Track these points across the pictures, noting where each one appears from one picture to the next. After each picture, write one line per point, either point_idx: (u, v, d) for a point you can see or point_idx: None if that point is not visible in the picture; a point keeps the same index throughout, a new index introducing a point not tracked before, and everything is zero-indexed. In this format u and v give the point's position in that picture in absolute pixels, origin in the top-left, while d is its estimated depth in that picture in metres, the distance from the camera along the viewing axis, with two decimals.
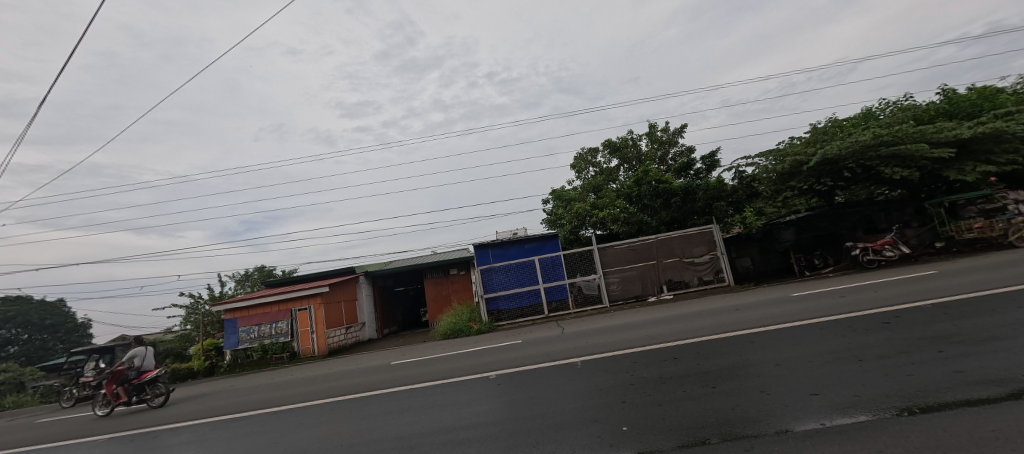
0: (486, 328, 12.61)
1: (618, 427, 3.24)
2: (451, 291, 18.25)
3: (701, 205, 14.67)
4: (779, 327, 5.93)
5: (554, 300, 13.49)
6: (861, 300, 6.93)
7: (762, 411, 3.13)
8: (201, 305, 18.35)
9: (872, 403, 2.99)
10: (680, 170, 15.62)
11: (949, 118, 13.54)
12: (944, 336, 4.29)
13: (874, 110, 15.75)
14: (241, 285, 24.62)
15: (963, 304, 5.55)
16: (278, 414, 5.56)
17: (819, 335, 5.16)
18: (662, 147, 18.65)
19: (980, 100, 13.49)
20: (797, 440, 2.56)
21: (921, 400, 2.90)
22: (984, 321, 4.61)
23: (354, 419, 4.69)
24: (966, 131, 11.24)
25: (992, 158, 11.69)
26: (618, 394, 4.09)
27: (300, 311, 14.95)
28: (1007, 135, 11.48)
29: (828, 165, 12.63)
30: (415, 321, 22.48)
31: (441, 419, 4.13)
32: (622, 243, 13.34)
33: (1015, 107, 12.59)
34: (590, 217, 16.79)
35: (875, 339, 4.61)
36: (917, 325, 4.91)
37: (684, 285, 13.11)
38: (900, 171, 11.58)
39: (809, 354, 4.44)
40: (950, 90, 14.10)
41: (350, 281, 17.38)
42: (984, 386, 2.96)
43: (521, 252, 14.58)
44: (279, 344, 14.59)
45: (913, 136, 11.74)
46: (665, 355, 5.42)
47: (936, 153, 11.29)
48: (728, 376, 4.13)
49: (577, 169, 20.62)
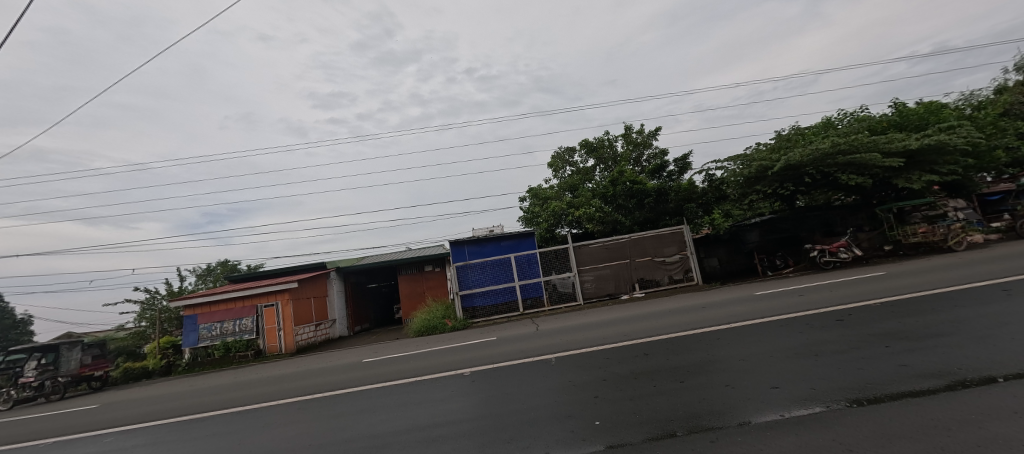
0: (461, 325, 12.52)
1: (591, 421, 3.31)
2: (426, 288, 18.02)
3: (673, 206, 15.22)
4: (742, 325, 6.19)
5: (528, 298, 13.61)
6: (817, 299, 7.34)
7: (728, 404, 3.27)
8: (158, 302, 17.40)
9: (826, 395, 3.17)
10: (654, 171, 16.00)
11: (899, 130, 14.53)
12: (891, 333, 4.60)
13: (833, 119, 16.70)
14: (203, 281, 23.46)
15: (906, 303, 5.98)
16: (243, 414, 5.32)
17: (778, 332, 5.42)
18: (637, 149, 19.06)
19: (927, 114, 14.54)
20: (758, 432, 2.69)
21: (869, 392, 3.09)
22: (926, 319, 4.97)
23: (322, 418, 4.54)
24: (914, 143, 12.03)
25: (935, 169, 12.63)
26: (591, 389, 4.17)
27: (266, 307, 14.34)
28: (949, 149, 12.36)
29: (790, 171, 13.26)
30: (388, 318, 22.16)
31: (415, 417, 4.06)
32: (596, 242, 13.56)
33: (956, 122, 13.63)
34: (566, 215, 16.87)
35: (829, 336, 4.88)
36: (867, 322, 5.24)
37: (655, 284, 13.47)
38: (855, 178, 12.38)
39: (772, 349, 4.66)
40: (901, 103, 15.13)
41: (320, 277, 16.86)
42: (926, 379, 3.21)
43: (497, 250, 14.60)
44: (242, 342, 14.01)
45: (867, 145, 12.50)
46: (637, 351, 5.55)
47: (886, 162, 12.06)
48: (696, 371, 4.27)
49: (554, 168, 20.76)
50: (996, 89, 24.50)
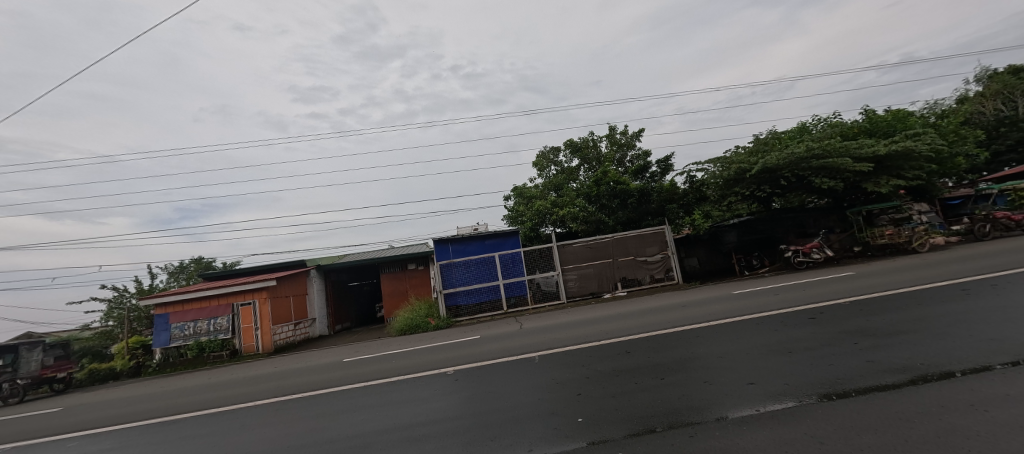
0: (444, 323, 12.45)
1: (574, 418, 3.35)
2: (409, 287, 17.84)
3: (655, 206, 15.50)
4: (720, 323, 6.35)
5: (512, 296, 13.65)
6: (791, 298, 7.60)
7: (706, 400, 3.35)
8: (127, 300, 16.71)
9: (799, 390, 3.29)
10: (637, 172, 16.24)
11: (869, 136, 15.17)
12: (860, 331, 4.81)
13: (808, 125, 17.30)
14: (175, 278, 22.63)
15: (873, 302, 6.26)
16: (217, 416, 5.15)
17: (755, 330, 5.59)
18: (621, 149, 19.31)
19: (894, 122, 15.21)
20: (735, 426, 2.77)
21: (839, 387, 3.23)
22: (892, 318, 5.21)
23: (301, 419, 4.44)
24: (883, 149, 12.56)
25: (902, 174, 13.23)
26: (575, 387, 4.22)
27: (243, 306, 13.93)
28: (914, 155, 12.96)
29: (767, 174, 13.67)
30: (369, 317, 21.85)
31: (397, 416, 4.03)
32: (580, 242, 13.69)
33: (921, 130, 14.30)
34: (551, 214, 16.87)
35: (802, 333, 5.06)
36: (838, 320, 5.46)
37: (637, 283, 13.68)
38: (827, 182, 12.85)
39: (749, 347, 4.80)
40: (871, 110, 15.79)
41: (299, 275, 16.47)
42: (890, 373, 3.37)
43: (481, 248, 14.57)
44: (217, 341, 13.56)
45: (839, 150, 12.99)
46: (619, 349, 5.64)
47: (857, 167, 12.57)
48: (676, 368, 4.37)
49: (539, 167, 20.84)
50: (958, 98, 25.81)
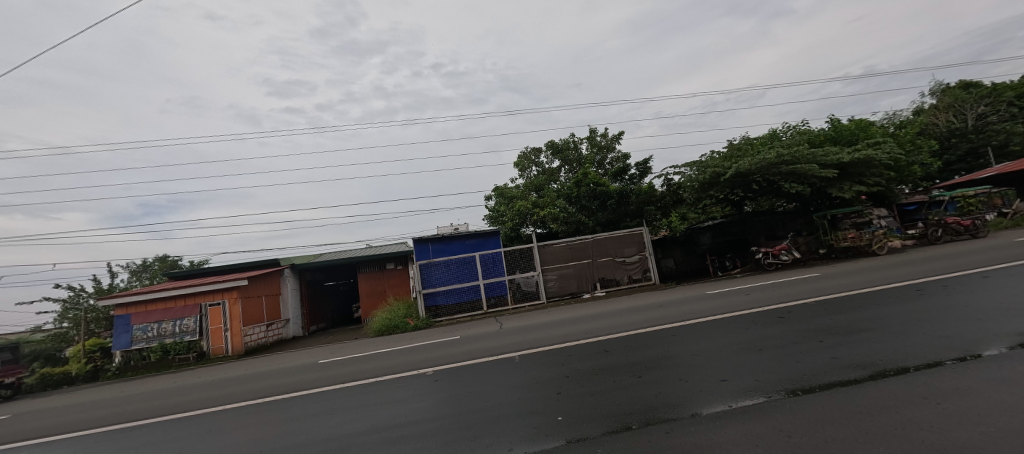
0: (423, 324, 12.32)
1: (554, 417, 3.38)
2: (387, 287, 17.56)
3: (634, 208, 15.80)
4: (695, 322, 6.54)
5: (493, 296, 13.63)
6: (761, 298, 7.91)
7: (681, 397, 3.45)
8: (84, 301, 15.79)
9: (768, 387, 3.43)
10: (616, 174, 16.52)
11: (834, 144, 15.93)
12: (824, 329, 5.05)
13: (778, 132, 18.05)
14: (137, 277, 21.52)
15: (837, 302, 6.58)
16: (183, 421, 4.92)
17: (727, 329, 5.78)
18: (601, 152, 19.58)
19: (857, 131, 16.04)
20: (708, 422, 2.86)
21: (805, 383, 3.38)
22: (853, 316, 5.50)
23: (274, 422, 4.30)
24: (846, 156, 13.20)
25: (863, 180, 13.94)
26: (554, 386, 4.25)
27: (211, 306, 13.39)
28: (874, 163, 13.68)
29: (740, 178, 14.15)
30: (346, 318, 21.41)
31: (375, 418, 3.96)
32: (560, 242, 13.81)
33: (881, 139, 15.13)
34: (531, 215, 16.92)
35: (771, 332, 5.27)
36: (804, 319, 5.72)
37: (616, 283, 13.92)
38: (796, 187, 13.39)
39: (722, 345, 4.97)
40: (836, 119, 16.59)
41: (272, 274, 15.96)
42: (852, 370, 3.55)
43: (461, 248, 14.50)
44: (183, 343, 12.87)
45: (807, 157, 13.59)
46: (598, 348, 5.72)
47: (823, 173, 13.15)
48: (653, 366, 4.48)
49: (520, 168, 20.90)
50: (915, 110, 27.45)
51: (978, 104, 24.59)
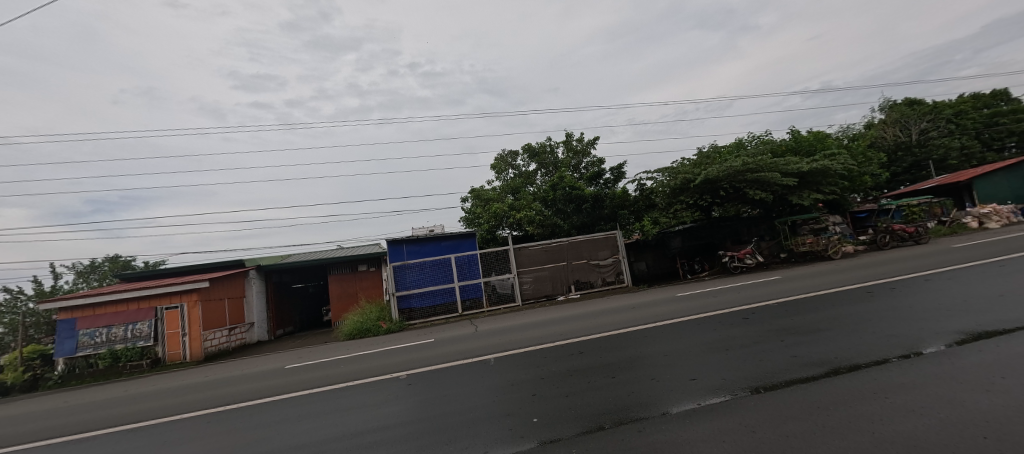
0: (396, 327, 12.09)
1: (529, 418, 3.40)
2: (359, 289, 17.11)
3: (608, 212, 16.12)
4: (666, 324, 6.73)
5: (468, 299, 13.53)
6: (727, 300, 8.24)
7: (653, 396, 3.54)
8: (21, 304, 14.54)
9: (734, 385, 3.57)
10: (591, 179, 16.82)
11: (795, 154, 16.84)
12: (785, 329, 5.31)
13: (744, 141, 18.91)
14: (84, 280, 20.04)
15: (798, 303, 6.95)
16: (134, 433, 4.59)
17: (696, 330, 5.98)
18: (577, 156, 19.87)
19: (815, 142, 17.04)
20: (678, 420, 2.95)
21: (768, 380, 3.55)
22: (811, 317, 5.82)
23: (236, 432, 4.09)
24: (806, 166, 13.98)
25: (820, 189, 14.79)
26: (529, 388, 4.27)
27: (168, 310, 12.66)
28: (830, 173, 14.55)
29: (709, 185, 14.71)
30: (314, 321, 20.68)
31: (346, 424, 3.85)
32: (536, 245, 13.90)
33: (836, 150, 16.13)
34: (507, 217, 16.92)
35: (737, 332, 5.49)
36: (767, 320, 5.99)
37: (590, 285, 14.12)
38: (759, 194, 14.04)
39: (690, 345, 5.13)
40: (796, 131, 17.56)
41: (236, 276, 15.23)
42: (811, 367, 3.75)
43: (436, 250, 14.32)
44: (135, 349, 12.07)
45: (770, 166, 14.30)
46: (572, 350, 5.79)
47: (784, 181, 13.88)
48: (626, 367, 4.58)
49: (497, 170, 20.90)
50: (866, 124, 29.40)
51: (921, 120, 26.67)
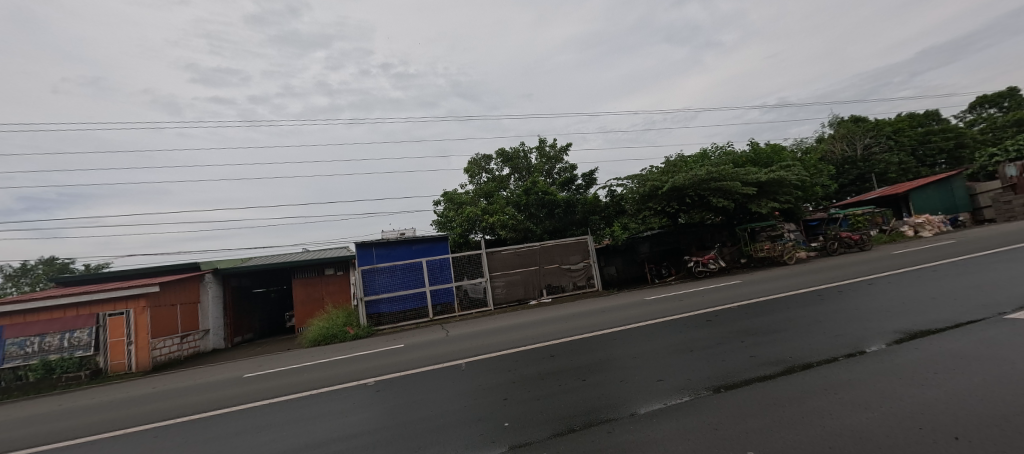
0: (364, 332, 11.75)
1: (500, 423, 3.38)
2: (325, 294, 16.52)
3: (579, 217, 16.35)
4: (634, 327, 6.89)
5: (439, 303, 13.35)
6: (692, 303, 8.55)
7: (622, 397, 3.62)
8: None
9: (698, 384, 3.71)
10: (563, 184, 17.09)
11: (754, 165, 17.78)
12: (745, 331, 5.57)
13: (708, 152, 19.78)
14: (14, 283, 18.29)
15: (756, 306, 7.30)
16: (69, 450, 4.20)
17: (662, 332, 6.17)
18: (550, 162, 20.11)
19: (772, 154, 18.08)
20: (645, 420, 3.03)
21: (729, 380, 3.70)
22: (768, 319, 6.14)
23: (187, 445, 3.83)
24: (764, 176, 14.79)
25: (777, 198, 15.67)
26: (501, 392, 4.24)
27: (112, 317, 11.73)
28: (786, 183, 15.46)
29: (675, 192, 15.29)
30: (275, 328, 19.74)
31: (309, 434, 3.69)
32: (508, 249, 13.92)
33: (791, 162, 17.16)
34: (480, 221, 16.85)
35: (700, 334, 5.71)
36: (729, 322, 6.26)
37: (561, 289, 14.30)
38: (722, 202, 14.71)
39: (657, 347, 5.29)
40: (756, 143, 18.55)
41: (190, 280, 14.34)
42: (768, 366, 3.95)
43: (407, 253, 14.04)
44: (73, 360, 11.02)
45: (731, 175, 15.04)
46: (543, 353, 5.83)
47: (744, 190, 14.62)
48: (596, 369, 4.66)
49: (470, 174, 20.82)
50: (818, 138, 31.47)
51: (865, 136, 28.83)
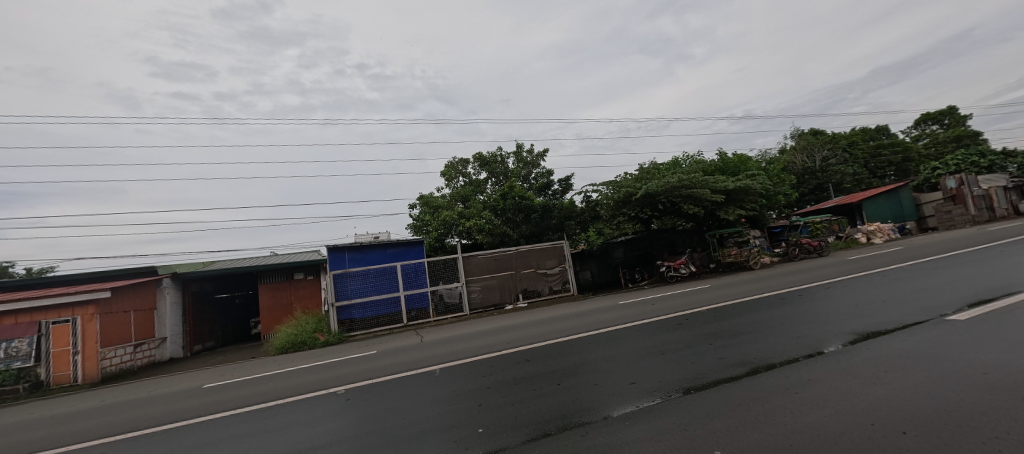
0: (334, 339, 11.39)
1: (475, 429, 3.35)
2: (294, 299, 15.92)
3: (556, 222, 16.68)
4: (608, 331, 7.00)
5: (413, 309, 13.11)
6: (664, 307, 8.77)
7: (596, 401, 3.66)
8: None
9: (669, 387, 3.80)
10: (540, 189, 17.25)
11: (722, 174, 18.50)
12: (713, 333, 5.76)
13: (680, 160, 20.42)
14: None
15: (724, 310, 7.56)
16: None
17: (635, 336, 6.29)
18: (527, 167, 20.24)
19: (739, 164, 18.89)
20: (618, 423, 3.07)
21: (697, 382, 3.82)
22: (735, 322, 6.37)
23: None
24: (731, 184, 15.40)
25: (743, 206, 16.34)
26: (476, 398, 4.21)
27: (55, 325, 10.87)
28: (751, 191, 16.15)
29: (648, 199, 15.71)
30: (240, 335, 18.88)
31: (274, 445, 3.53)
32: (484, 253, 13.89)
33: (756, 172, 17.97)
34: (456, 225, 16.67)
35: (671, 338, 5.86)
36: (698, 326, 6.45)
37: (537, 294, 14.37)
38: (692, 208, 15.20)
39: (630, 351, 5.39)
40: (724, 153, 19.33)
41: (145, 285, 13.51)
42: (735, 368, 4.10)
43: (381, 258, 13.73)
44: (8, 372, 10.10)
45: (701, 183, 15.57)
46: (519, 358, 5.83)
47: (713, 197, 15.19)
48: (571, 373, 4.69)
49: (447, 177, 20.68)
50: (781, 149, 33.14)
51: (823, 149, 30.59)
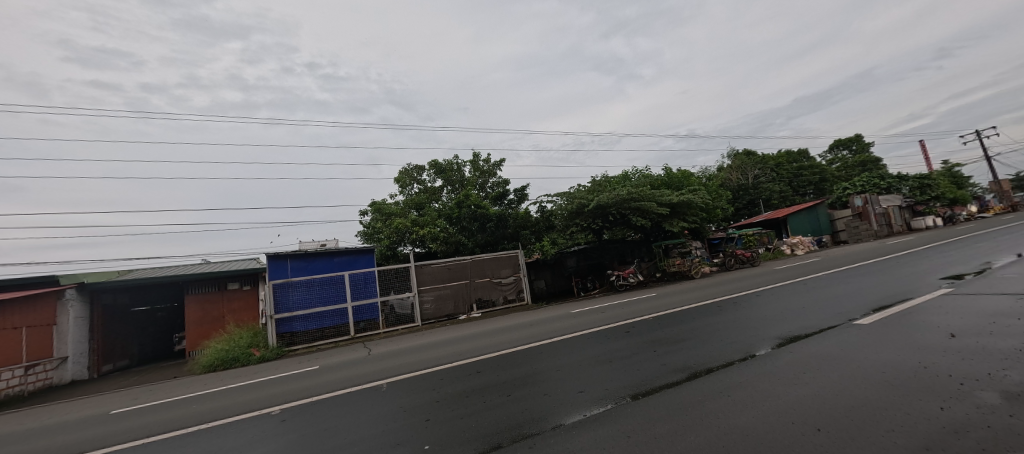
0: (273, 354, 10.55)
1: (421, 446, 3.22)
2: (227, 312, 14.59)
3: (510, 231, 16.69)
4: (559, 340, 7.08)
5: (362, 320, 12.48)
6: (612, 315, 9.05)
7: (545, 411, 3.66)
8: None
9: (615, 394, 3.90)
10: (496, 198, 17.32)
11: (668, 188, 19.67)
12: (657, 341, 6.02)
13: (630, 174, 21.45)
14: None
15: (667, 317, 7.94)
16: None
17: (584, 344, 6.42)
18: (483, 176, 20.25)
19: (682, 179, 20.20)
20: (566, 432, 3.09)
21: (642, 388, 3.95)
22: (677, 329, 6.71)
23: None
24: (675, 198, 16.40)
25: (686, 218, 17.44)
26: (423, 413, 4.06)
27: None
28: (693, 205, 17.29)
29: (600, 210, 16.30)
30: (161, 353, 16.92)
31: None
32: (438, 262, 13.63)
33: (697, 187, 19.29)
34: (409, 233, 16.16)
35: (618, 345, 6.04)
36: (644, 333, 6.72)
37: (492, 303, 14.28)
38: (640, 220, 15.98)
39: (580, 359, 5.48)
40: (669, 169, 20.57)
41: (41, 297, 11.74)
42: (676, 373, 4.30)
43: (327, 266, 12.64)
44: None
45: (648, 197, 16.42)
46: (470, 369, 5.72)
47: (659, 210, 16.06)
48: (521, 384, 4.67)
49: (401, 184, 20.15)
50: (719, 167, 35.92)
51: (754, 168, 33.58)
